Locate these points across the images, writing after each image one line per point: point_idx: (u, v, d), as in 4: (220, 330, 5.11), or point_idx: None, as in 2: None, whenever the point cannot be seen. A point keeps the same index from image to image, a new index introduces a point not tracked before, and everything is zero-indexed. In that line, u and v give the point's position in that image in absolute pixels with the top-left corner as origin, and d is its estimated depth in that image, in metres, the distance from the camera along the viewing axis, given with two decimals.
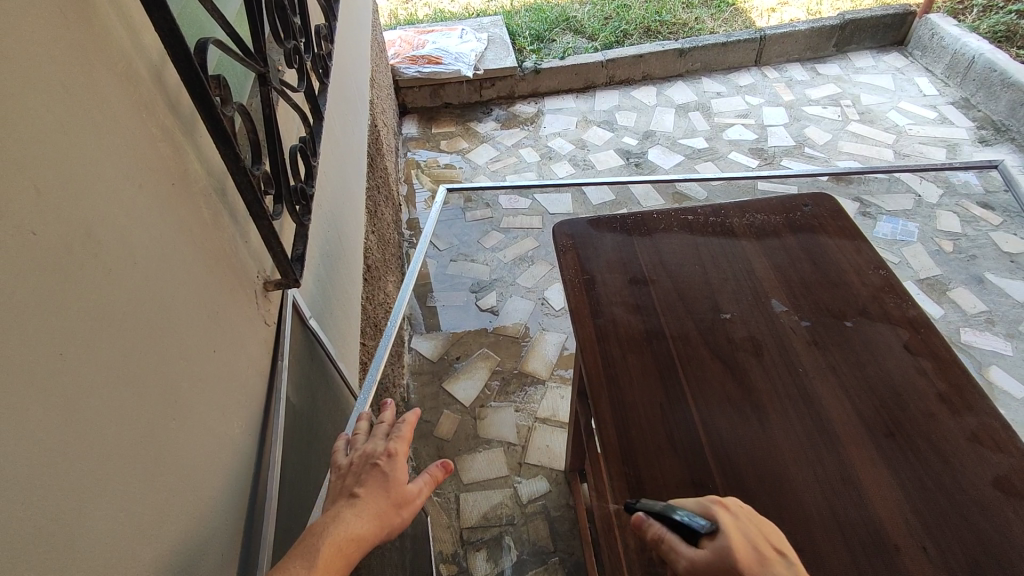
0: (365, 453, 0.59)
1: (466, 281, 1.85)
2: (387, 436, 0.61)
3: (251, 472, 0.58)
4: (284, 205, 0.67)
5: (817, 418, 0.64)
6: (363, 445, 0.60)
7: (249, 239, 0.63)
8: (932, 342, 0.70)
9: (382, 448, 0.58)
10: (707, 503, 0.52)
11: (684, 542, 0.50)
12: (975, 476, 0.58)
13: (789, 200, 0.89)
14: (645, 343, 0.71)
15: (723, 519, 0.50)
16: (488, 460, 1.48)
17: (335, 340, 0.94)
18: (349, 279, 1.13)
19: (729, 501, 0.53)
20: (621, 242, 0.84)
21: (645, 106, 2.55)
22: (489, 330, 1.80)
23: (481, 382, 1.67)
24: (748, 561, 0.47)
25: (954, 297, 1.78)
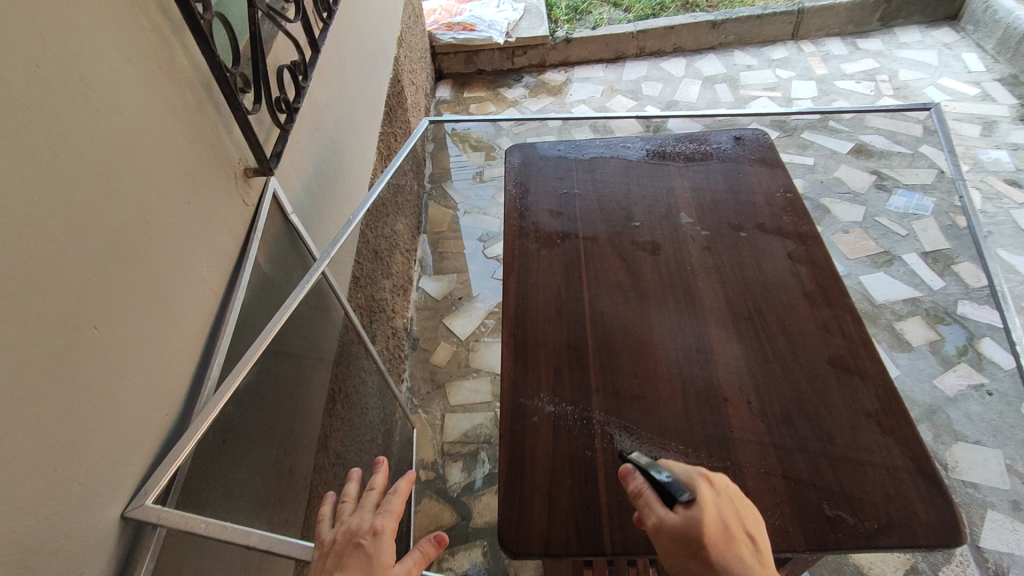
0: (348, 530, 0.58)
1: (477, 231, 1.99)
2: (375, 508, 0.61)
3: (220, 307, 0.74)
4: (264, 106, 0.83)
5: (690, 303, 0.74)
6: (350, 519, 0.60)
7: (231, 130, 0.79)
8: (814, 251, 0.77)
9: (368, 526, 0.58)
10: (691, 472, 0.52)
11: (660, 502, 0.50)
12: (815, 355, 0.67)
13: (721, 134, 0.98)
14: (558, 240, 0.83)
15: (705, 492, 0.50)
16: (475, 385, 1.64)
17: (321, 243, 1.10)
18: (348, 202, 1.29)
19: (716, 475, 0.52)
20: (561, 162, 0.95)
21: (673, 77, 2.59)
22: (493, 275, 1.91)
23: (478, 320, 1.80)
24: (716, 539, 0.47)
25: None
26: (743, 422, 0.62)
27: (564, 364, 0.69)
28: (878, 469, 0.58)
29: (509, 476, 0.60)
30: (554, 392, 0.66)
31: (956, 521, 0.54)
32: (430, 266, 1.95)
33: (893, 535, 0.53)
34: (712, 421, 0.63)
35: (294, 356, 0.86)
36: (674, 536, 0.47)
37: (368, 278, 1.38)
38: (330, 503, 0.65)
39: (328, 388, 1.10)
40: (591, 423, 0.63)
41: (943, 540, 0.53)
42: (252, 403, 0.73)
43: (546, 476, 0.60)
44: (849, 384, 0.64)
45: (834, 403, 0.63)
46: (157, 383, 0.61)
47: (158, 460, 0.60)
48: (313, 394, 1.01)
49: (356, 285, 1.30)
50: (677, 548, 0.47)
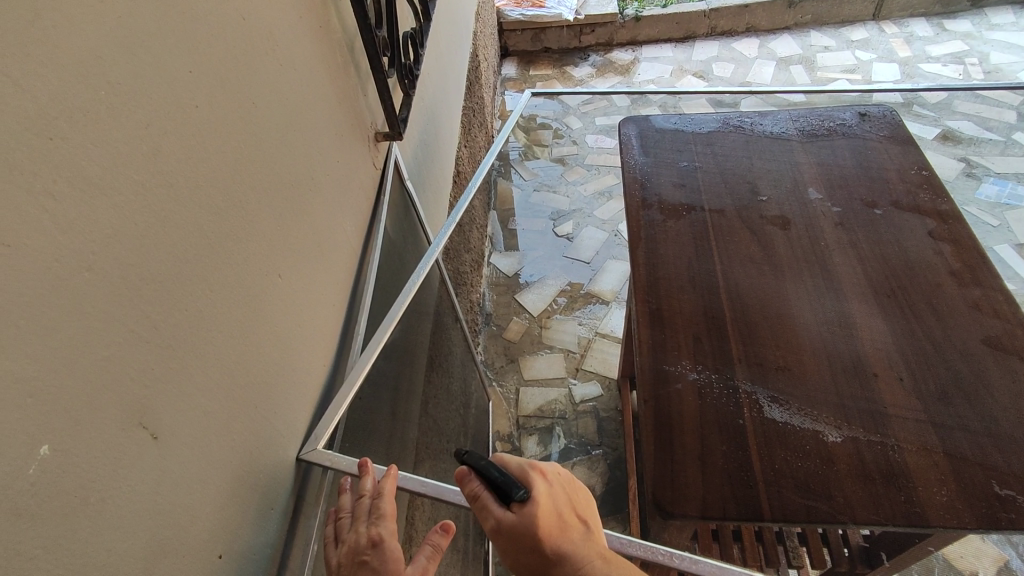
0: (349, 548, 0.50)
1: (547, 209, 1.99)
2: (369, 512, 0.53)
3: (357, 266, 0.76)
4: (395, 71, 0.84)
5: (827, 278, 0.73)
6: (348, 536, 0.51)
7: (367, 92, 0.81)
8: (957, 230, 0.75)
9: (365, 539, 0.50)
10: (524, 467, 0.50)
11: (497, 502, 0.48)
12: (967, 335, 0.65)
13: (841, 111, 0.96)
14: (683, 212, 0.82)
15: (538, 485, 0.49)
16: (548, 361, 1.66)
17: (425, 213, 1.12)
18: (441, 174, 1.31)
19: (546, 464, 0.52)
20: (678, 135, 0.94)
21: (745, 58, 2.52)
22: (563, 254, 1.92)
23: (550, 297, 1.83)
24: (549, 530, 0.46)
25: None
26: (897, 399, 0.61)
27: (704, 333, 0.69)
28: None
29: (658, 438, 0.61)
30: (696, 359, 0.66)
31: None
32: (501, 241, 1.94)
33: None
34: (862, 396, 0.62)
35: (414, 320, 0.88)
36: (516, 535, 0.46)
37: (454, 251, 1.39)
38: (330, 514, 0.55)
39: (427, 355, 1.12)
40: (737, 392, 0.63)
41: None
42: (388, 359, 0.75)
43: (696, 440, 0.60)
44: (1007, 364, 0.63)
45: (993, 383, 0.61)
46: (317, 334, 0.63)
47: (319, 408, 0.62)
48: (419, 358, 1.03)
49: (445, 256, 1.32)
50: (512, 548, 0.46)
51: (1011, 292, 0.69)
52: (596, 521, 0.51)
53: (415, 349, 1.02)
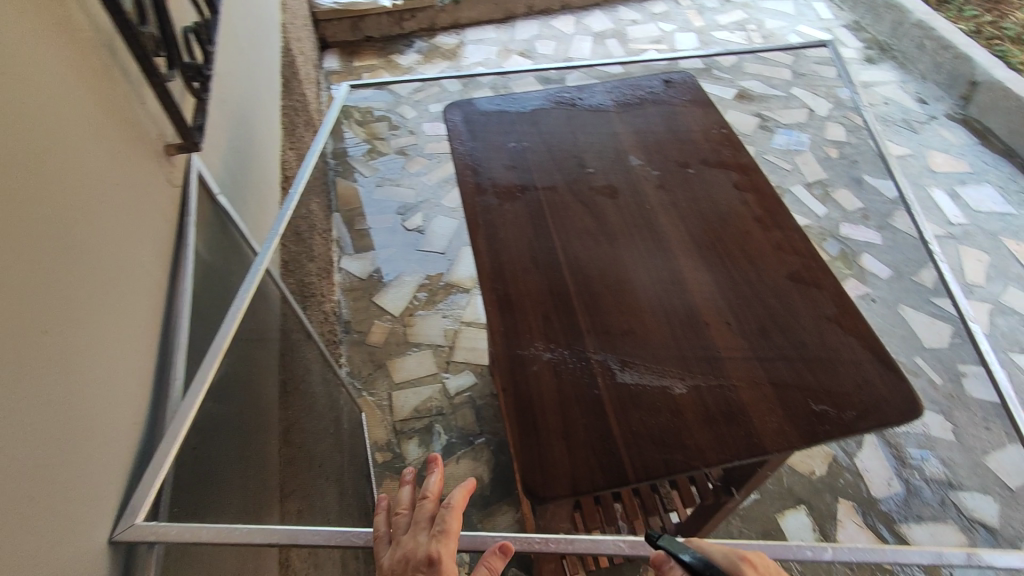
0: (404, 551, 0.56)
1: (393, 204, 1.91)
2: (430, 520, 0.58)
3: (165, 301, 0.66)
4: (177, 72, 0.74)
5: (656, 238, 0.76)
6: (405, 536, 0.57)
7: (144, 100, 0.69)
8: (755, 180, 0.83)
9: (424, 549, 0.55)
10: (734, 557, 0.54)
11: None
12: (775, 273, 0.72)
13: (648, 80, 1.01)
14: (518, 192, 0.82)
15: (744, 574, 0.52)
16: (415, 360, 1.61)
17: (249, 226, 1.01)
18: (264, 182, 1.19)
19: (755, 554, 0.55)
20: (504, 116, 0.93)
21: (564, 35, 2.62)
22: (416, 248, 1.87)
23: (411, 293, 1.77)
24: None
25: (836, 199, 1.98)
26: (727, 342, 0.66)
27: (552, 311, 0.69)
28: (847, 364, 0.64)
29: (522, 425, 0.60)
30: (548, 339, 0.66)
31: (914, 397, 0.62)
32: (349, 243, 1.80)
33: (869, 418, 0.60)
34: (699, 344, 0.66)
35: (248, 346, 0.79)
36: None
37: (294, 263, 1.29)
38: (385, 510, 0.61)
39: (278, 380, 1.02)
40: (590, 363, 0.64)
41: (906, 414, 0.61)
42: (220, 399, 0.67)
43: (558, 420, 0.60)
44: (808, 293, 0.70)
45: (800, 312, 0.68)
46: (119, 390, 0.54)
47: (135, 475, 0.53)
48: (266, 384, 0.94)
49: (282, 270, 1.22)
50: None
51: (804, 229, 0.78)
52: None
53: (259, 376, 0.92)
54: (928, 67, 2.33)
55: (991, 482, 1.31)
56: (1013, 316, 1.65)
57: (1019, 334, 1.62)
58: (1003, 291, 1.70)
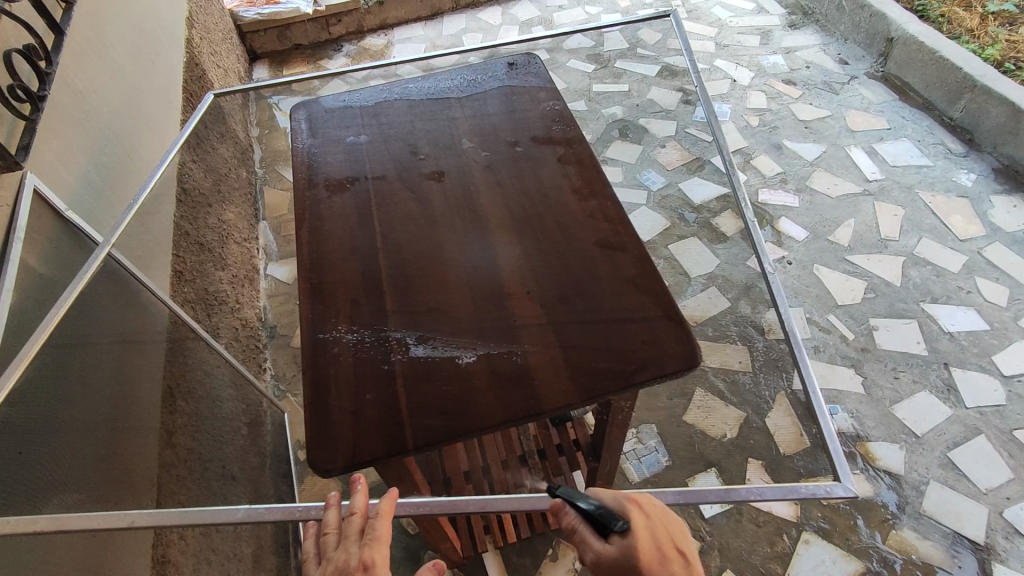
0: (337, 563, 0.59)
1: None
2: (359, 534, 0.62)
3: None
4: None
5: (475, 217, 0.78)
6: (335, 553, 0.60)
7: None
8: (580, 151, 0.84)
9: (357, 559, 0.58)
10: (622, 502, 0.62)
11: (595, 536, 0.59)
12: (583, 239, 0.74)
13: (496, 63, 1.02)
14: (348, 185, 0.84)
15: (635, 516, 0.60)
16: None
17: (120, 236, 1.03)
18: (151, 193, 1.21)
19: (642, 499, 0.63)
20: (348, 113, 0.95)
21: (491, 27, 2.64)
22: None
23: None
24: (647, 559, 0.57)
25: (756, 166, 1.98)
26: (525, 309, 0.68)
27: (361, 295, 0.71)
28: (636, 321, 0.66)
29: (316, 406, 0.63)
30: (352, 321, 0.69)
31: (695, 349, 0.64)
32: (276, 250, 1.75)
33: (647, 371, 0.62)
34: (497, 315, 0.68)
35: (78, 348, 0.80)
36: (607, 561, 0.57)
37: (195, 271, 1.33)
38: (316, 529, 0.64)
39: (160, 385, 1.03)
40: (388, 342, 0.67)
41: (686, 364, 0.63)
42: (36, 401, 0.70)
43: (351, 399, 0.63)
44: (612, 257, 0.72)
45: (600, 276, 0.71)
46: None
47: None
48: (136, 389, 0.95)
49: (178, 280, 1.25)
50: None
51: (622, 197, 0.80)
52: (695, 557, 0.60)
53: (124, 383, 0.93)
54: (847, 27, 2.35)
55: (897, 431, 1.39)
56: (926, 266, 1.66)
57: (931, 285, 1.63)
58: (917, 243, 1.72)
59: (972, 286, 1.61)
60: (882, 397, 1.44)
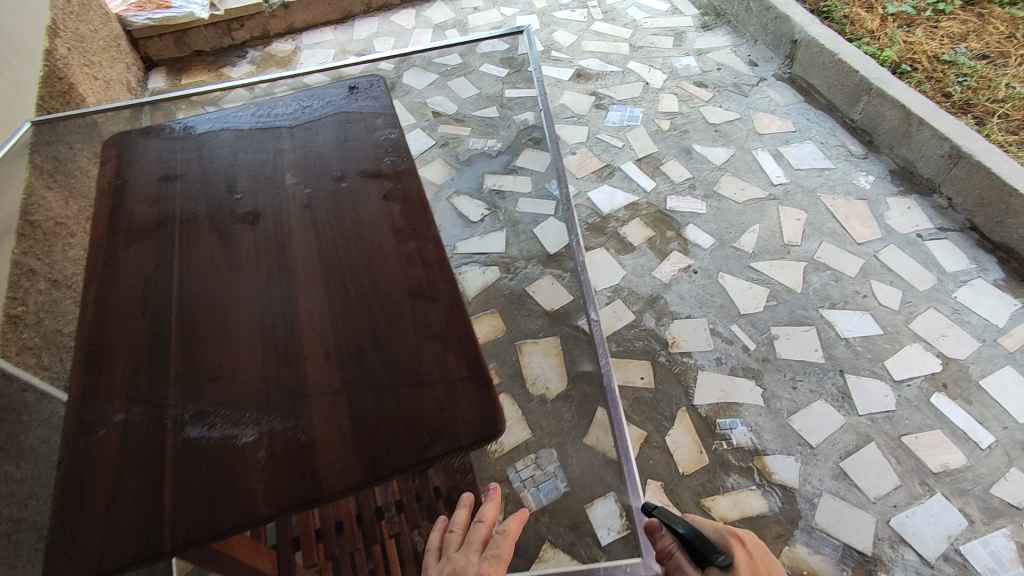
0: (458, 564, 0.71)
1: None
2: (480, 544, 0.73)
3: None
4: None
5: (283, 265, 0.71)
6: (456, 556, 0.72)
7: None
8: (407, 185, 0.78)
9: (471, 567, 0.70)
10: (725, 535, 0.89)
11: (690, 562, 0.88)
12: (395, 288, 0.69)
13: (336, 87, 0.95)
14: (151, 230, 0.76)
15: (740, 555, 0.84)
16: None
17: None
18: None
19: (747, 545, 0.88)
20: (165, 146, 0.86)
21: (404, 30, 2.55)
22: None
23: None
24: None
25: (665, 171, 1.96)
26: (321, 373, 0.62)
27: (142, 362, 0.64)
28: (436, 384, 0.61)
29: (64, 500, 0.55)
30: (125, 395, 0.61)
31: (496, 414, 0.59)
32: None
33: (441, 443, 0.57)
34: (287, 381, 0.62)
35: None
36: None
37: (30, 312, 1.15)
38: (448, 526, 0.79)
39: None
40: (162, 419, 0.60)
41: (484, 434, 0.58)
42: None
43: (106, 491, 0.56)
44: (424, 309, 0.67)
45: (406, 332, 0.65)
46: None
47: None
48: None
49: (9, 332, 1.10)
50: None
51: (445, 235, 0.74)
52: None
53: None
54: (757, 29, 2.37)
55: (793, 442, 1.39)
56: (825, 271, 1.67)
57: (830, 290, 1.64)
58: (818, 248, 1.72)
59: (869, 289, 1.63)
60: (780, 408, 1.44)
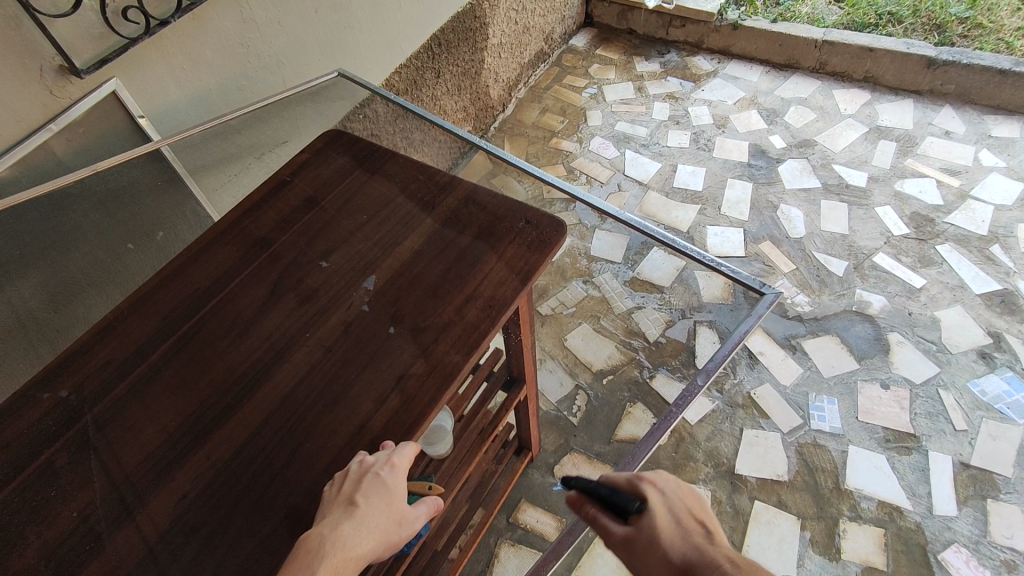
0: (362, 466, 0.56)
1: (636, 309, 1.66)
2: (388, 450, 0.58)
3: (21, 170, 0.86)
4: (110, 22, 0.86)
5: (265, 369, 0.65)
6: (362, 459, 0.56)
7: (70, 39, 0.85)
8: (424, 391, 0.62)
9: (381, 463, 0.56)
10: (633, 480, 0.59)
11: (615, 520, 0.57)
12: (282, 498, 0.56)
13: (520, 208, 0.77)
14: (250, 244, 0.77)
15: (651, 493, 0.57)
16: (587, 341, 1.59)
17: (211, 153, 1.09)
18: (265, 144, 1.18)
19: (658, 476, 0.59)
20: (345, 168, 0.85)
21: (836, 111, 2.08)
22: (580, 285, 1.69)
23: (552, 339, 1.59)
24: (670, 530, 0.53)
25: (989, 510, 1.26)
26: (157, 511, 0.56)
27: (117, 361, 0.66)
28: None
29: None
30: (80, 381, 0.65)
31: (393, 529, 0.56)
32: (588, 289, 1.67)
33: None
34: (139, 488, 0.57)
35: (83, 204, 0.91)
36: (633, 542, 0.54)
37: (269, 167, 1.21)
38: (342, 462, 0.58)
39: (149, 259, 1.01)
40: (69, 426, 0.62)
41: None
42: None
43: None
44: (273, 548, 0.54)
45: (234, 552, 0.53)
46: None
47: None
48: (107, 285, 0.96)
49: (253, 170, 1.20)
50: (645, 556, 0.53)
51: (407, 463, 0.57)
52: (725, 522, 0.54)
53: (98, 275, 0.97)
54: None
55: None
56: None
57: None
58: None
59: None
60: None
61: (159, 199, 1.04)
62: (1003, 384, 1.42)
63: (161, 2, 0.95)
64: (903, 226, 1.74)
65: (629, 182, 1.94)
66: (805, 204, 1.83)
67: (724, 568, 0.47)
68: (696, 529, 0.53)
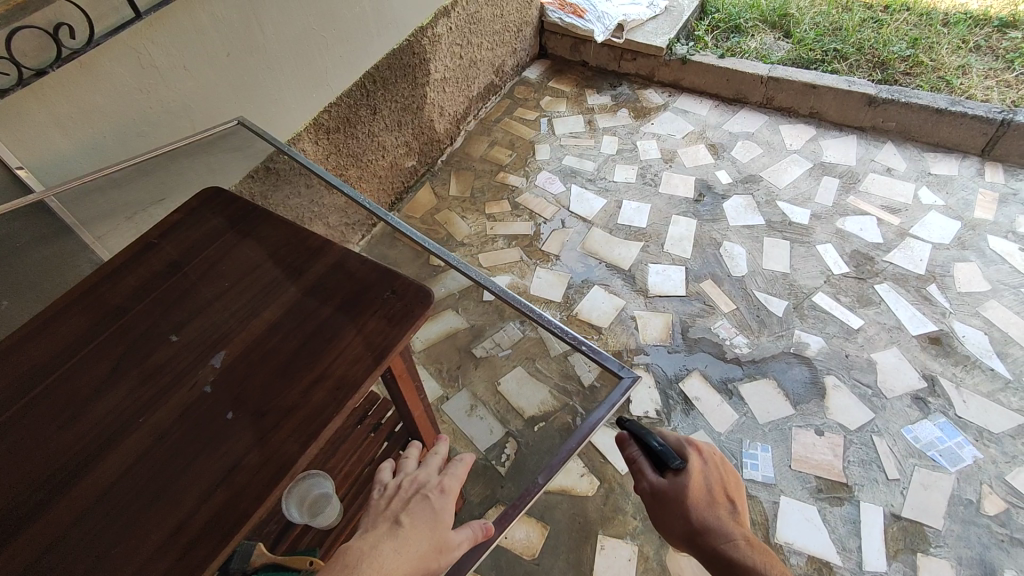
0: (415, 482, 0.63)
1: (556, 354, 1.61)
2: (440, 471, 0.65)
3: None
4: None
5: (88, 459, 0.60)
6: (417, 474, 0.64)
7: None
8: (255, 485, 0.58)
9: (435, 483, 0.63)
10: (684, 443, 0.79)
11: (654, 468, 0.76)
12: None
13: (388, 276, 0.74)
14: (102, 313, 0.72)
15: (694, 461, 0.77)
16: (521, 385, 1.60)
17: (99, 202, 1.05)
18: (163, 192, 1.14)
19: (703, 447, 0.79)
20: (217, 231, 0.81)
21: (781, 147, 2.08)
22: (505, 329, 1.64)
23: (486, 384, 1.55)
24: (701, 495, 0.74)
25: (920, 563, 1.23)
26: None
27: None
28: None
29: None
30: None
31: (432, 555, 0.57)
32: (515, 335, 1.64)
33: None
34: None
35: None
36: (666, 491, 0.74)
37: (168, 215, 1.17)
38: (390, 471, 0.65)
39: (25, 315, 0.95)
40: None
41: None
42: None
43: None
44: None
45: None
46: None
47: None
48: None
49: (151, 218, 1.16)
50: (671, 501, 0.74)
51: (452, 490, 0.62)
52: (741, 503, 0.77)
53: None
54: None
55: None
56: None
57: None
58: None
59: None
60: None
61: (43, 251, 0.99)
62: (938, 431, 1.39)
63: (38, 51, 0.92)
64: (843, 265, 1.73)
65: (573, 218, 1.91)
66: (748, 241, 1.82)
67: (739, 542, 0.72)
68: (725, 508, 0.75)
